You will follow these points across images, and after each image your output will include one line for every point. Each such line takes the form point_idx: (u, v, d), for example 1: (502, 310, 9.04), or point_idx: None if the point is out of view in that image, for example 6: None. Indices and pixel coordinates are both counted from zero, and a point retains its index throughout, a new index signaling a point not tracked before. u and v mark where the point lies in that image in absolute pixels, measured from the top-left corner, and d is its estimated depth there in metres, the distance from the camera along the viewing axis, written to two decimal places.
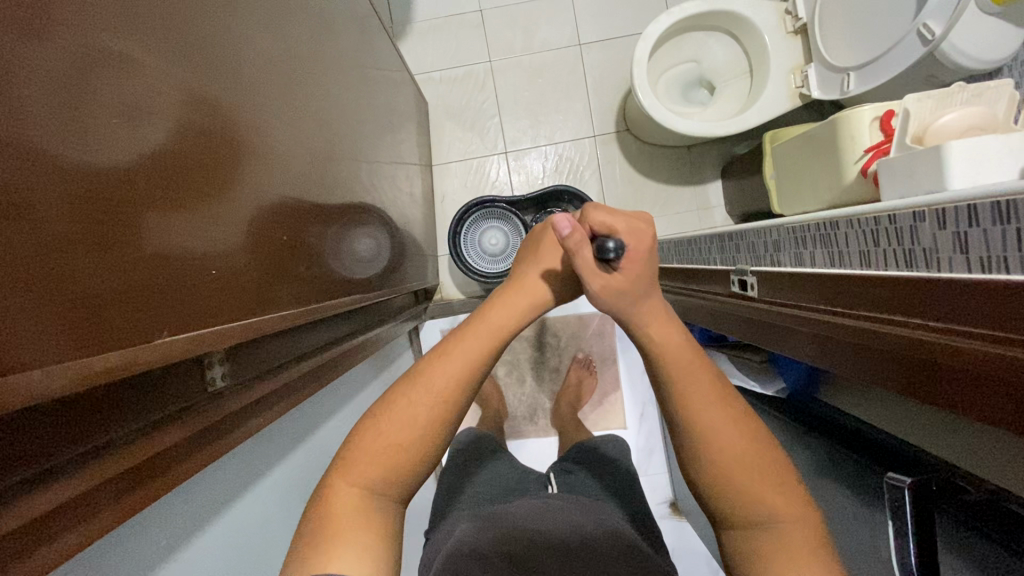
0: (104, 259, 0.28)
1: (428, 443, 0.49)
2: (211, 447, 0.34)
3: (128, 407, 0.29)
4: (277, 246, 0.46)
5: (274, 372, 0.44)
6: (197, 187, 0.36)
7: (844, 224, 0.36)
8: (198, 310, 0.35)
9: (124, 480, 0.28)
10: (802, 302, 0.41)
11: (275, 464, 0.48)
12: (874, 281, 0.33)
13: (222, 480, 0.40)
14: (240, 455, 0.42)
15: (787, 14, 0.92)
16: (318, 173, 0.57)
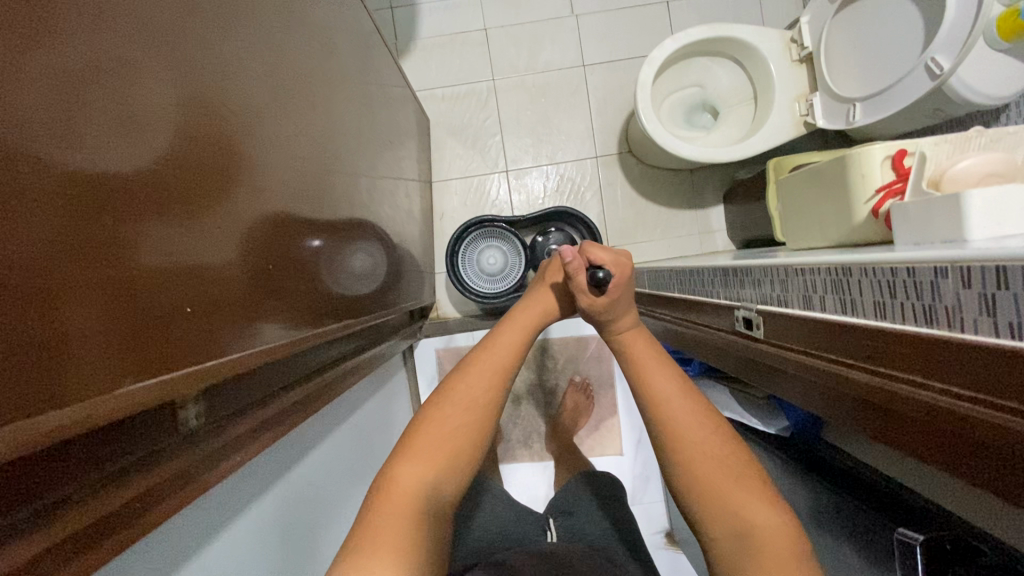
0: (82, 295, 0.25)
1: (477, 433, 0.56)
2: (181, 497, 0.31)
3: (85, 461, 0.27)
4: (267, 271, 0.44)
5: (254, 407, 0.41)
6: (190, 213, 0.34)
7: (857, 272, 0.34)
8: (184, 347, 0.32)
9: (85, 537, 0.25)
10: (812, 349, 0.39)
11: (258, 501, 0.45)
12: (891, 336, 0.31)
13: (202, 521, 0.38)
14: (220, 494, 0.40)
15: (793, 43, 0.91)
16: (313, 194, 0.55)
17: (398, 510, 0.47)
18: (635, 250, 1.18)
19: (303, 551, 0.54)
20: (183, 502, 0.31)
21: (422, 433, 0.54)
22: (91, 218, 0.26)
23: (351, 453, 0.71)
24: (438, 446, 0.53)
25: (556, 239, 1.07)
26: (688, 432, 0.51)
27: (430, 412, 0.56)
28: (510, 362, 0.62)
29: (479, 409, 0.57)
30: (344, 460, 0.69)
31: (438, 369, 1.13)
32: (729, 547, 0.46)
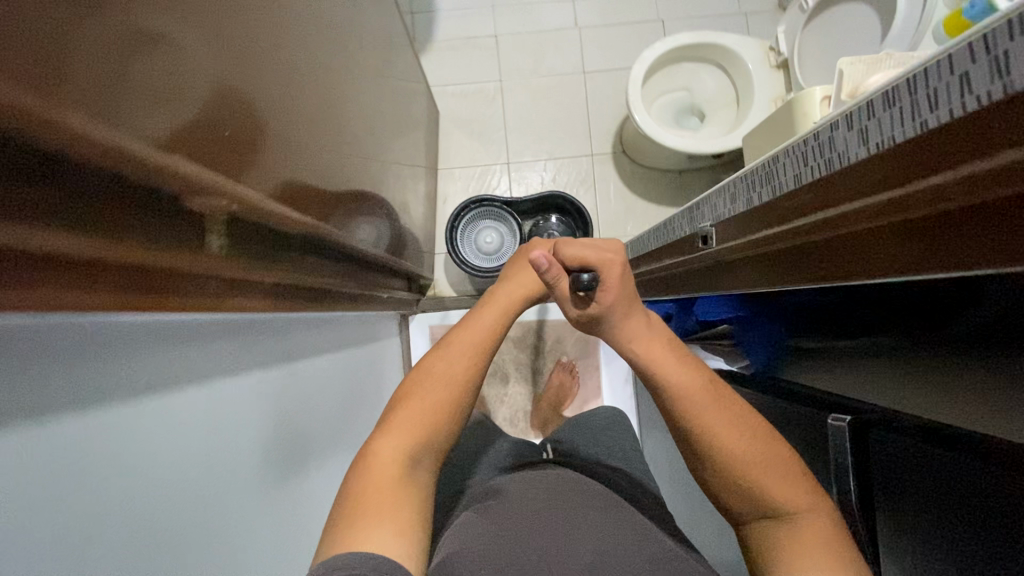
0: (138, 46, 0.28)
1: (450, 406, 0.63)
2: (184, 292, 0.35)
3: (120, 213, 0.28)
4: (287, 160, 0.50)
5: (269, 264, 0.47)
6: (221, 41, 0.37)
7: (782, 155, 0.40)
8: (205, 151, 0.35)
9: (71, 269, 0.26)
10: (753, 232, 0.45)
11: (257, 370, 0.51)
12: (806, 191, 0.37)
13: (216, 355, 0.44)
14: (229, 342, 0.46)
15: (770, 50, 1.01)
16: (328, 123, 0.63)
17: (380, 483, 0.55)
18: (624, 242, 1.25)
19: (290, 440, 0.59)
20: (184, 301, 0.36)
21: (405, 412, 0.61)
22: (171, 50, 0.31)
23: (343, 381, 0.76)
24: (414, 423, 0.60)
25: (556, 225, 1.14)
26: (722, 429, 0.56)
27: (406, 398, 0.63)
28: (488, 342, 0.70)
29: (455, 384, 0.65)
30: (332, 384, 0.74)
31: (431, 343, 1.19)
32: (769, 537, 0.54)
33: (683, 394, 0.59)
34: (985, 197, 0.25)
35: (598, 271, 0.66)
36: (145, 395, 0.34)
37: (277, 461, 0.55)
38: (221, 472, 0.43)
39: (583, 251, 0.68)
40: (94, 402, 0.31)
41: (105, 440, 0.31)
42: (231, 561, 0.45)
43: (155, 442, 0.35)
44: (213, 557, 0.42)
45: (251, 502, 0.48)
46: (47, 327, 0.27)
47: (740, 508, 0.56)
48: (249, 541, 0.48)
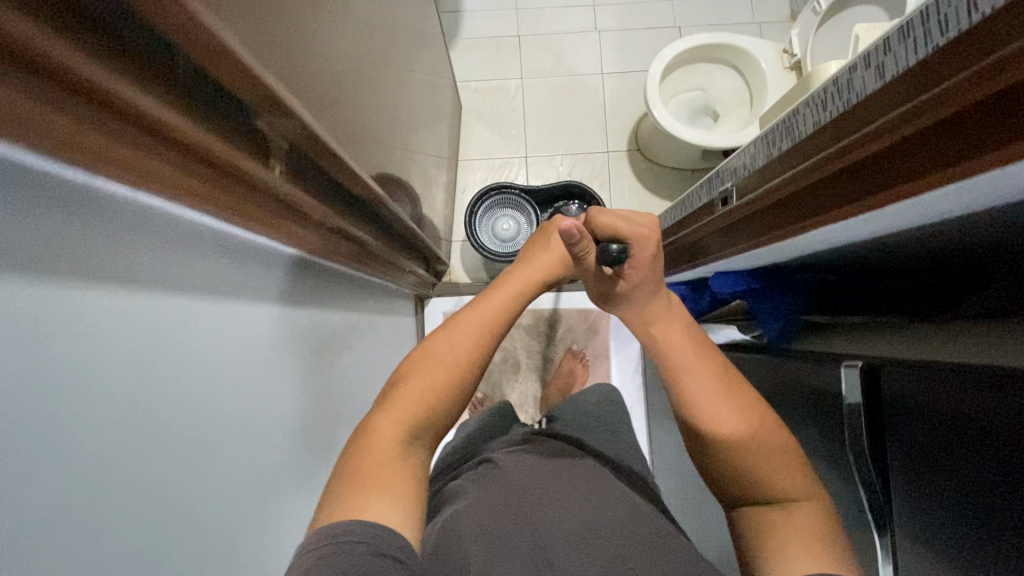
0: None
1: (452, 388, 0.60)
2: (240, 199, 0.38)
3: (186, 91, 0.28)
4: (331, 108, 0.53)
5: (318, 200, 0.50)
6: None
7: (802, 106, 0.44)
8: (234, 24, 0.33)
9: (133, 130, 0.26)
10: (771, 182, 0.49)
11: (280, 305, 0.54)
12: (824, 132, 0.40)
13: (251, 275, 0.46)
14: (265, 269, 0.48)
15: (784, 53, 1.05)
16: (365, 87, 0.66)
17: (378, 458, 0.53)
18: None
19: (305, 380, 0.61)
20: (237, 209, 0.39)
21: (405, 392, 0.58)
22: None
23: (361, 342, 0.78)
24: (409, 403, 0.58)
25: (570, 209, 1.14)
26: (729, 424, 0.59)
27: (407, 374, 0.61)
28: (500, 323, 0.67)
29: (456, 367, 0.61)
30: (346, 342, 0.77)
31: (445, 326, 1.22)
32: (761, 519, 0.58)
33: (694, 388, 0.61)
34: (959, 102, 0.29)
35: (628, 244, 0.65)
36: (189, 289, 0.38)
37: (294, 397, 0.58)
38: (245, 385, 0.46)
39: (616, 223, 0.66)
40: (156, 283, 0.34)
41: (159, 318, 0.34)
42: (253, 474, 0.47)
43: (195, 335, 0.38)
44: (237, 462, 0.44)
45: (268, 422, 0.50)
46: (125, 201, 0.30)
47: (739, 491, 0.59)
48: (267, 461, 0.50)
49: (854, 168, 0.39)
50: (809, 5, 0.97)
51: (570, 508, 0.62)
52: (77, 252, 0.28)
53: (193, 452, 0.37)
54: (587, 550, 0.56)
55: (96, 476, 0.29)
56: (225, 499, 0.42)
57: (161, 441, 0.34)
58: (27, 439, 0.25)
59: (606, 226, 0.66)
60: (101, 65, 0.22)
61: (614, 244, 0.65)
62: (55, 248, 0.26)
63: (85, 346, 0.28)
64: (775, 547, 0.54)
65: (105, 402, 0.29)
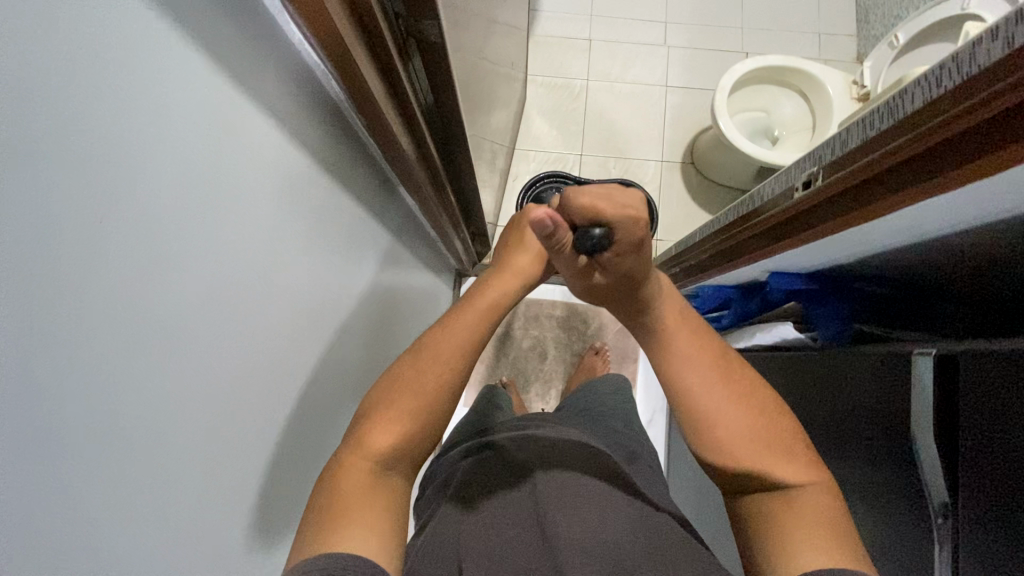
0: None
1: (441, 401, 0.56)
2: (372, 77, 0.41)
3: None
4: None
5: (419, 117, 0.52)
6: None
7: (913, 85, 0.45)
8: None
9: None
10: (863, 161, 0.49)
11: (368, 213, 0.55)
12: (932, 105, 0.41)
13: (350, 178, 0.48)
14: (359, 179, 0.50)
15: (853, 84, 1.07)
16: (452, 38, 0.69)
17: (357, 486, 0.51)
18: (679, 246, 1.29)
19: (370, 300, 0.63)
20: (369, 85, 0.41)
21: (389, 408, 0.54)
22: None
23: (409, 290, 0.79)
24: (386, 429, 0.53)
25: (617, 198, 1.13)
26: (739, 429, 0.55)
27: (387, 394, 0.55)
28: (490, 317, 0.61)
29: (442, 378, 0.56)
30: (401, 284, 0.78)
31: None
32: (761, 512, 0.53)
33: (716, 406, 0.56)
34: None
35: (612, 228, 0.55)
36: (308, 154, 0.40)
37: (357, 310, 0.58)
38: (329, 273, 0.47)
39: (597, 200, 0.54)
40: (286, 127, 0.36)
41: (279, 163, 0.36)
42: (314, 358, 0.48)
43: (303, 197, 0.40)
44: (305, 339, 0.45)
45: (333, 320, 0.51)
46: (261, 32, 0.32)
47: (746, 490, 0.54)
48: (328, 350, 0.51)
49: (960, 135, 0.40)
50: (886, 39, 0.99)
51: (584, 520, 0.58)
52: (234, 53, 0.30)
53: (275, 308, 0.39)
54: (594, 561, 0.53)
55: (217, 270, 0.31)
56: (292, 364, 0.43)
57: (259, 288, 0.36)
58: (182, 200, 0.27)
59: (583, 207, 0.55)
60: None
61: (596, 230, 0.55)
62: (220, 39, 0.29)
63: (227, 144, 0.30)
64: (790, 549, 0.48)
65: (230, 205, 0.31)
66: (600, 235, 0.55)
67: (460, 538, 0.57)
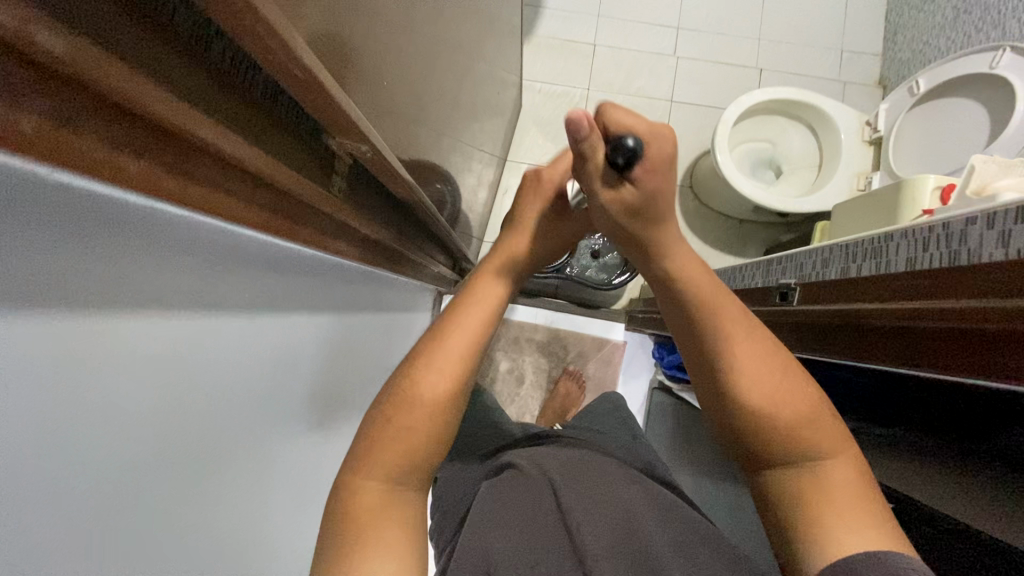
0: None
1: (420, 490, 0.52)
2: (291, 215, 0.36)
3: (244, 128, 0.27)
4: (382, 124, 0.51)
5: (365, 216, 0.49)
6: None
7: (898, 237, 0.40)
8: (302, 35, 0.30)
9: (193, 176, 0.25)
10: (837, 306, 0.45)
11: (313, 303, 0.52)
12: (913, 275, 0.37)
13: (285, 289, 0.45)
14: (301, 279, 0.47)
15: (866, 125, 1.00)
16: (417, 93, 0.63)
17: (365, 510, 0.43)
18: None
19: (330, 382, 0.60)
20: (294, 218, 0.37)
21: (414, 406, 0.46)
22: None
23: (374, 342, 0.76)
24: (390, 445, 0.45)
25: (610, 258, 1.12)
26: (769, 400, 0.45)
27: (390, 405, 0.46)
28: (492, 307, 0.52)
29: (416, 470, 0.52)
30: (364, 338, 0.75)
31: None
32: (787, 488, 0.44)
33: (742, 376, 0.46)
34: None
35: (645, 141, 0.42)
36: (234, 311, 0.36)
37: (316, 403, 0.56)
38: (275, 394, 0.45)
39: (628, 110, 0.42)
40: (214, 302, 0.33)
41: (208, 344, 0.32)
42: (268, 486, 0.46)
43: (242, 350, 0.37)
44: (252, 479, 0.42)
45: (288, 436, 0.49)
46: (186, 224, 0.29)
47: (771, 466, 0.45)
48: (283, 464, 0.49)
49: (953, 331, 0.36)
50: (906, 82, 0.92)
51: (604, 509, 0.52)
52: (149, 281, 0.26)
53: (215, 477, 0.36)
54: (622, 563, 0.47)
55: (134, 505, 0.28)
56: (240, 516, 0.41)
57: (197, 484, 0.33)
58: (74, 484, 0.24)
59: (615, 116, 0.42)
60: (149, 84, 0.19)
61: (626, 139, 0.41)
62: (127, 284, 0.25)
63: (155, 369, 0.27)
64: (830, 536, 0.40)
65: (158, 433, 0.28)
66: (632, 144, 0.41)
67: (487, 546, 0.48)
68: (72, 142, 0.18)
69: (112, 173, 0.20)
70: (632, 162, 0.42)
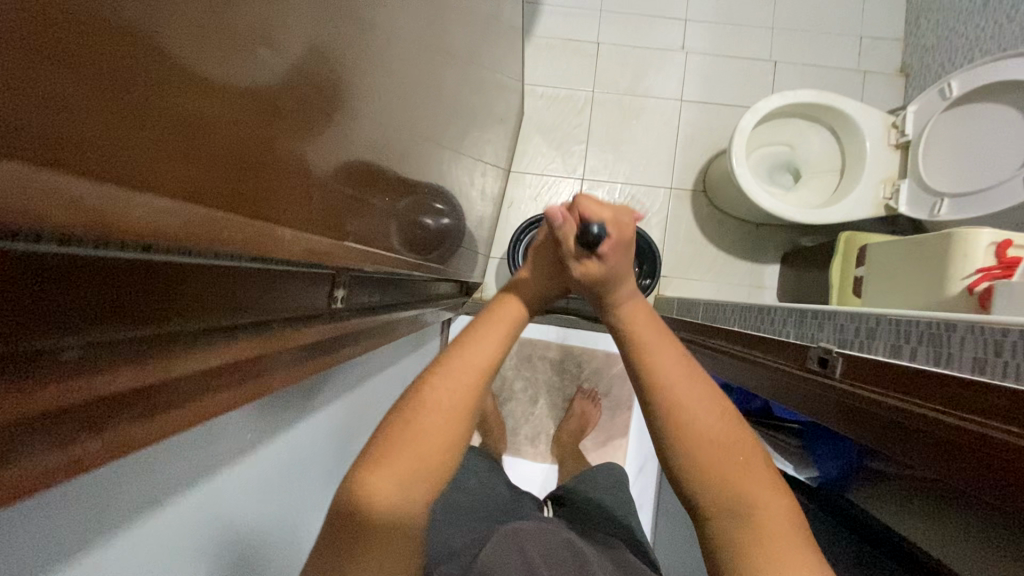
0: (188, 149, 0.18)
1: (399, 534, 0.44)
2: (306, 357, 0.33)
3: (213, 326, 0.23)
4: (386, 203, 0.46)
5: (362, 308, 0.45)
6: (320, 100, 0.28)
7: (961, 329, 0.37)
8: (280, 185, 0.26)
9: (177, 409, 0.21)
10: (887, 392, 0.42)
11: (321, 397, 0.48)
12: (982, 387, 0.34)
13: (290, 403, 0.41)
14: (307, 384, 0.44)
15: (892, 128, 0.94)
16: (419, 145, 0.58)
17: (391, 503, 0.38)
18: (684, 285, 1.20)
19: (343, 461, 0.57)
20: (308, 355, 0.34)
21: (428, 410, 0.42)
22: (283, 120, 0.24)
23: (388, 398, 0.73)
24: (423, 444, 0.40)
25: None
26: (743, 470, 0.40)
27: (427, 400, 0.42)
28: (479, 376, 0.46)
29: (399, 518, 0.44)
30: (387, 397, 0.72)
31: None
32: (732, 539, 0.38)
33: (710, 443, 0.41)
34: None
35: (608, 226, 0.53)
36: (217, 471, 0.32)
37: (331, 486, 0.54)
38: (280, 506, 0.43)
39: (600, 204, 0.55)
40: (196, 477, 0.30)
41: (162, 547, 0.28)
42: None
43: (234, 502, 0.35)
44: None
45: (298, 536, 0.47)
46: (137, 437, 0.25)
47: (716, 517, 0.39)
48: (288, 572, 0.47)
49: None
50: (938, 84, 0.85)
51: None
52: (73, 521, 0.22)
53: None
54: None
55: None
56: None
57: None
58: None
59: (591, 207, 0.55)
60: (91, 366, 0.16)
61: (594, 226, 0.53)
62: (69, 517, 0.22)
63: None
64: None
65: None
66: (597, 230, 0.52)
67: None
68: (13, 476, 0.14)
69: (75, 470, 0.16)
70: (596, 242, 0.53)
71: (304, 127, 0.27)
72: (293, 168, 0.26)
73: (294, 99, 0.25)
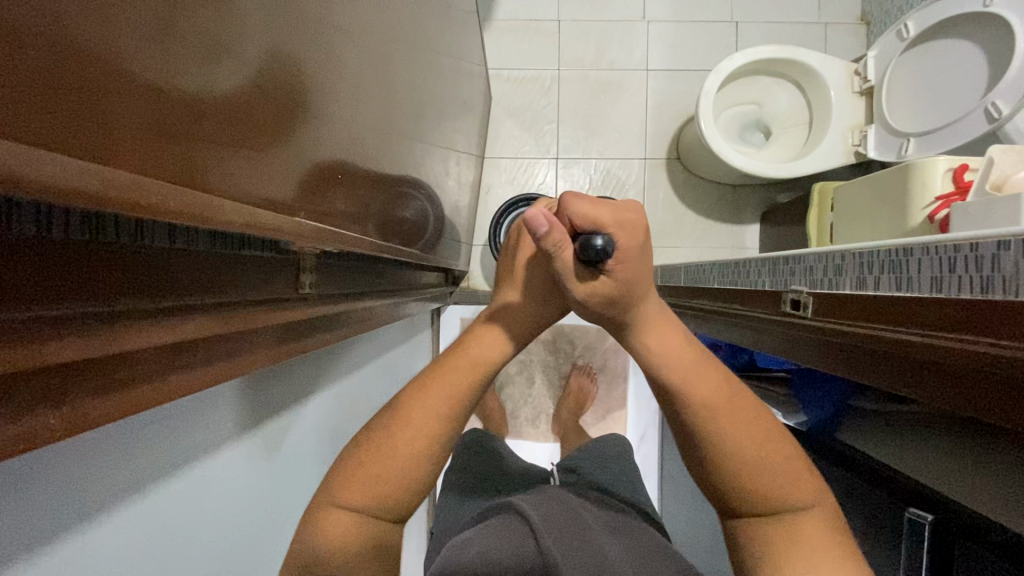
0: (113, 129, 0.18)
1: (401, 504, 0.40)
2: (279, 342, 0.34)
3: (177, 306, 0.23)
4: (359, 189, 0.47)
5: (338, 296, 0.45)
6: (274, 93, 0.28)
7: (919, 252, 0.38)
8: (235, 172, 0.25)
9: (140, 386, 0.21)
10: (857, 322, 0.42)
11: (305, 388, 0.48)
12: (943, 303, 0.34)
13: (273, 392, 0.42)
14: (288, 371, 0.45)
15: (855, 75, 0.95)
16: (386, 133, 0.58)
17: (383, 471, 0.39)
18: (668, 253, 1.21)
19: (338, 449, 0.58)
20: (281, 340, 0.34)
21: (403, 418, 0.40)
22: (228, 106, 0.24)
23: (380, 388, 0.73)
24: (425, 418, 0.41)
25: None
26: None
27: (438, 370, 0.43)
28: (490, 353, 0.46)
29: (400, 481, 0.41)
30: (378, 387, 0.73)
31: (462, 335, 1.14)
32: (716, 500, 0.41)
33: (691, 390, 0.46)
34: None
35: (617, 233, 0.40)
36: (205, 455, 0.34)
37: None
38: (267, 493, 0.42)
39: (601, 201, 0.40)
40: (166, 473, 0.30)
41: (161, 528, 0.30)
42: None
43: (212, 493, 0.34)
44: None
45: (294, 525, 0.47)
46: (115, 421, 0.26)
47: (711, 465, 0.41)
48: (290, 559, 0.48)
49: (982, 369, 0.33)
50: (893, 27, 0.86)
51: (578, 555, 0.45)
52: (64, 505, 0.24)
53: None
54: None
55: None
56: None
57: None
58: None
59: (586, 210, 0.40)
60: (34, 338, 0.16)
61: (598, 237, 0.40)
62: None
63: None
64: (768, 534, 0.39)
65: None
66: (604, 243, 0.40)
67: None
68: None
69: (23, 443, 0.16)
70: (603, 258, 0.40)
71: (258, 112, 0.27)
72: (252, 161, 0.27)
73: (243, 88, 0.25)
